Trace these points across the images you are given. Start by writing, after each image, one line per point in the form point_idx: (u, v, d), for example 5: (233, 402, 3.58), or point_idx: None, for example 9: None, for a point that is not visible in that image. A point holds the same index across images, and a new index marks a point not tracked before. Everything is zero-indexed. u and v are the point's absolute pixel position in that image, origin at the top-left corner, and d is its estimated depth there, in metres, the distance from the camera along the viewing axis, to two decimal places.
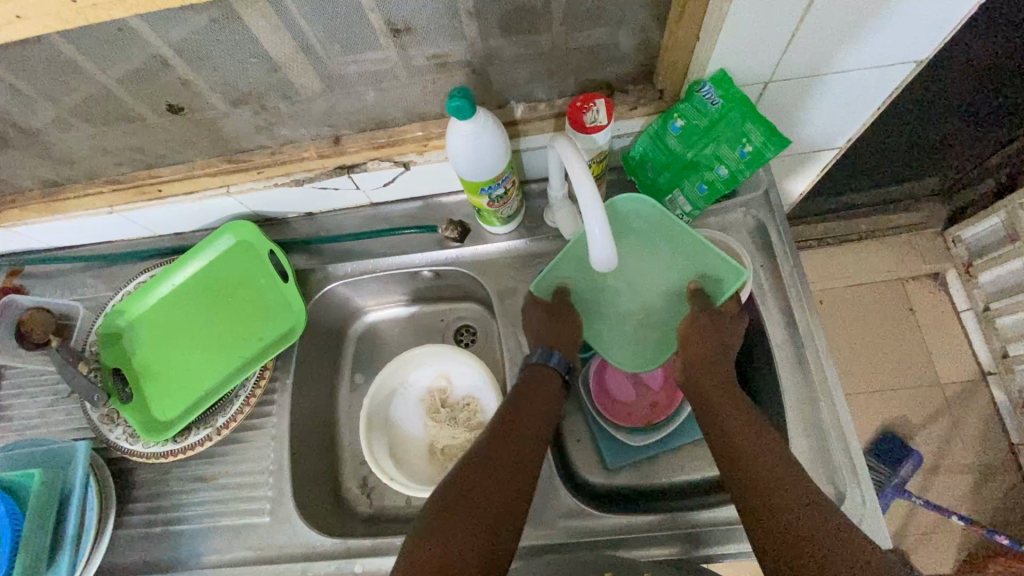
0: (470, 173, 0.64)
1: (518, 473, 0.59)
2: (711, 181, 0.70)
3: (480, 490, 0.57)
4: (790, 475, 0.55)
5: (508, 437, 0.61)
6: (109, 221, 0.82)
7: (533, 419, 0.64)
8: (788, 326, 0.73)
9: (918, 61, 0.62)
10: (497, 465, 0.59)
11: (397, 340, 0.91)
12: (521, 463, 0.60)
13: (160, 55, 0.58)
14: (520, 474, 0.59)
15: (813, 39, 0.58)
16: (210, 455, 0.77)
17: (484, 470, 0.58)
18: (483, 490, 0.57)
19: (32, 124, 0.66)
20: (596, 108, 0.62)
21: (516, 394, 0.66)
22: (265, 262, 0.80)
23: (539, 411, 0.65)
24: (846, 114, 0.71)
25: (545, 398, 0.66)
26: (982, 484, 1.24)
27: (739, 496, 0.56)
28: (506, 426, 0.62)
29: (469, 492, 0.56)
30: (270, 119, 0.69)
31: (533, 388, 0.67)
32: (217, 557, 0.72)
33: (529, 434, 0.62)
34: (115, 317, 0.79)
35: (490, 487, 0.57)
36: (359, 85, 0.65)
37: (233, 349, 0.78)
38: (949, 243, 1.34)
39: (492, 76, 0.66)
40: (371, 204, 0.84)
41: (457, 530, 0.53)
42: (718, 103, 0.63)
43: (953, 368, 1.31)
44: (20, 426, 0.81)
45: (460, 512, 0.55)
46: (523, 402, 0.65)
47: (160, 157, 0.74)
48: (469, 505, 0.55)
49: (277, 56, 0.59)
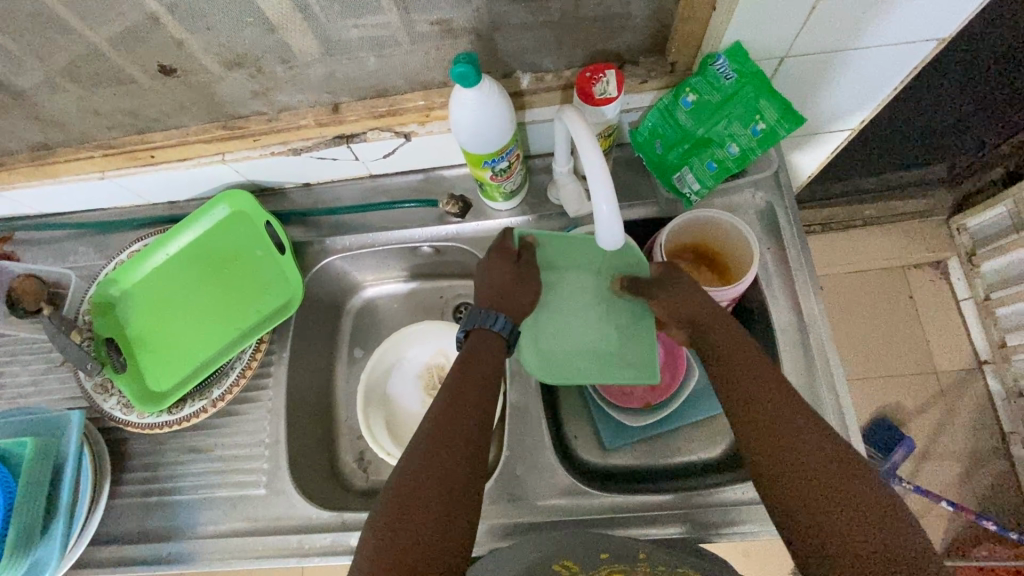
0: (473, 144, 0.62)
1: (463, 448, 0.54)
2: (721, 160, 0.68)
3: (428, 476, 0.51)
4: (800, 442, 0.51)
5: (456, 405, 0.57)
6: (101, 188, 0.79)
7: (479, 387, 0.59)
8: (793, 309, 0.72)
9: (940, 39, 0.60)
10: (445, 445, 0.53)
11: (396, 316, 0.90)
12: (467, 437, 0.55)
13: (152, 12, 0.55)
14: (465, 449, 0.54)
15: (835, 12, 0.55)
16: (205, 427, 0.76)
17: (430, 454, 0.52)
18: (428, 476, 0.51)
19: (19, 83, 0.64)
20: (606, 80, 0.60)
21: (458, 364, 0.61)
22: (261, 233, 0.78)
23: (481, 382, 0.59)
24: (861, 93, 0.69)
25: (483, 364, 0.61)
26: (972, 471, 1.25)
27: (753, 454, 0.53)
28: (449, 399, 0.57)
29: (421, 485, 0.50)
30: (266, 84, 0.67)
31: (473, 357, 0.61)
32: (212, 528, 0.72)
33: (473, 405, 0.57)
34: (108, 287, 0.77)
35: (438, 472, 0.51)
36: (360, 50, 0.62)
37: (228, 321, 0.77)
38: (954, 231, 1.32)
39: (499, 44, 0.63)
40: (370, 175, 0.82)
41: (403, 527, 0.48)
42: (732, 77, 0.61)
43: (950, 356, 1.31)
44: (12, 393, 0.80)
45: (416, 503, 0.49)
46: (463, 373, 0.60)
47: (152, 121, 0.71)
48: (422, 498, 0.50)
49: (274, 16, 0.57)
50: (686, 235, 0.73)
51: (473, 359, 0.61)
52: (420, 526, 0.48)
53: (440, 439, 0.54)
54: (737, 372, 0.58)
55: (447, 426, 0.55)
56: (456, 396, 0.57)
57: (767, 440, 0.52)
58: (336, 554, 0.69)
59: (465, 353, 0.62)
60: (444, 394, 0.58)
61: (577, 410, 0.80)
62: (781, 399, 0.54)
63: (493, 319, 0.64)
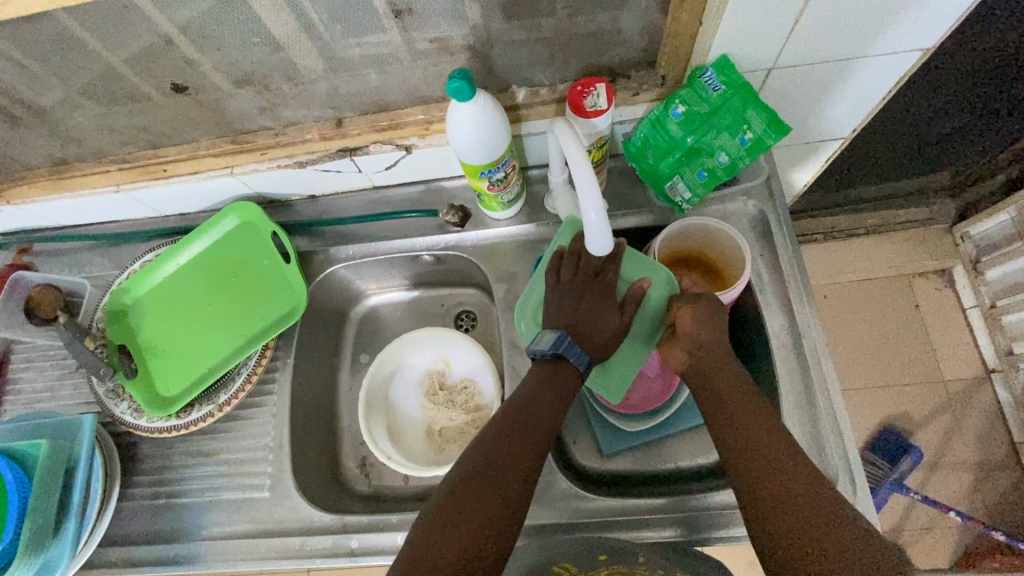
0: (468, 156, 0.65)
1: (527, 458, 0.59)
2: (711, 169, 0.69)
3: (503, 455, 0.58)
4: (799, 482, 0.54)
5: (528, 411, 0.61)
6: (116, 201, 0.83)
7: (536, 428, 0.61)
8: (787, 315, 0.73)
9: (924, 49, 0.62)
10: (491, 478, 0.56)
11: (398, 324, 0.93)
12: (529, 451, 0.59)
13: (166, 35, 0.59)
14: (524, 455, 0.59)
15: (817, 23, 0.57)
16: (212, 431, 0.78)
17: (492, 462, 0.58)
18: (489, 474, 0.57)
19: (41, 102, 0.67)
20: (597, 92, 0.63)
21: (532, 380, 0.64)
22: (267, 243, 0.81)
23: (536, 426, 0.61)
24: (849, 104, 0.71)
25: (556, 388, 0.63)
26: (981, 481, 1.24)
27: (748, 485, 0.56)
28: (521, 409, 0.61)
29: (485, 475, 0.57)
30: (273, 100, 0.70)
31: (544, 383, 0.63)
32: (218, 530, 0.74)
33: (547, 418, 0.61)
34: (120, 295, 0.80)
35: (481, 506, 0.55)
36: (362, 67, 0.65)
37: (235, 329, 0.79)
38: (958, 239, 1.32)
39: (494, 60, 0.66)
40: (373, 187, 0.85)
41: (444, 532, 0.53)
42: (720, 89, 0.63)
43: (957, 366, 1.30)
44: (28, 398, 0.83)
45: (473, 489, 0.56)
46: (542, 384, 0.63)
47: (165, 137, 0.75)
48: (481, 486, 0.56)
49: (280, 36, 0.60)
50: (695, 242, 0.74)
51: (539, 387, 0.63)
52: (455, 545, 0.52)
53: (506, 447, 0.59)
54: (749, 425, 0.59)
55: (492, 460, 0.58)
56: (514, 426, 0.60)
57: (770, 488, 0.55)
58: (337, 555, 0.70)
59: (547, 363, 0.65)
60: (500, 418, 0.61)
61: (575, 416, 0.80)
62: (784, 460, 0.56)
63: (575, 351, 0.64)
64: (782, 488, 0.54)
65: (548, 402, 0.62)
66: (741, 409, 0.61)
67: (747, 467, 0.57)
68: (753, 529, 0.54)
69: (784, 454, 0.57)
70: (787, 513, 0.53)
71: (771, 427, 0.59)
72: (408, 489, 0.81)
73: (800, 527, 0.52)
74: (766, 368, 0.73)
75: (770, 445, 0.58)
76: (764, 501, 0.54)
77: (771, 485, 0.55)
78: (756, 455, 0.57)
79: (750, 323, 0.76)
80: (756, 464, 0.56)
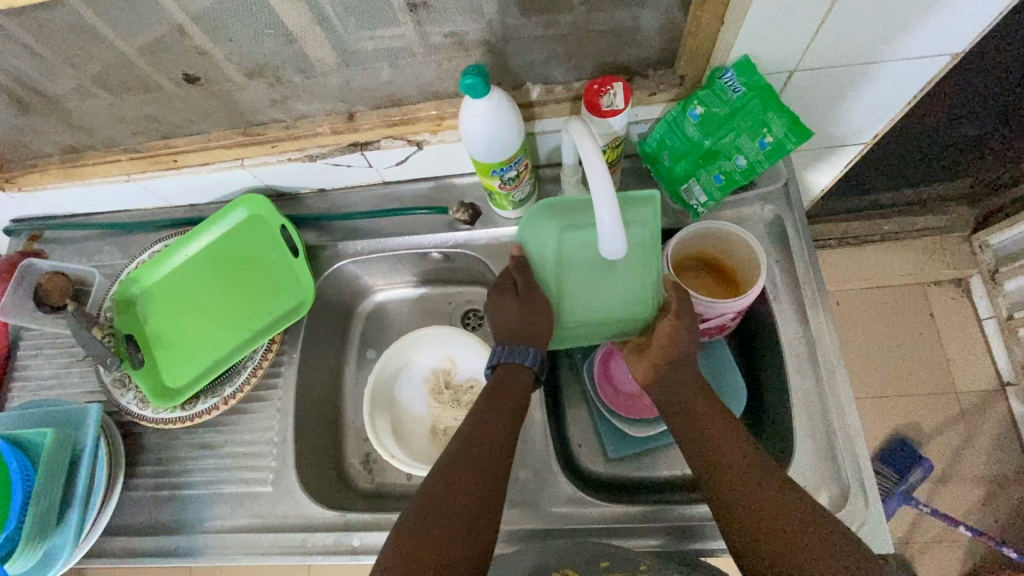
0: (481, 154, 0.64)
1: (492, 466, 0.60)
2: (729, 172, 0.68)
3: (468, 466, 0.59)
4: (777, 494, 0.54)
5: (486, 421, 0.62)
6: (126, 190, 0.83)
7: (488, 457, 0.60)
8: (801, 323, 0.72)
9: (954, 53, 0.60)
10: (444, 520, 0.55)
11: (405, 321, 0.92)
12: (493, 459, 0.60)
13: (178, 24, 0.58)
14: (489, 463, 0.60)
15: (843, 25, 0.55)
16: (217, 424, 0.78)
17: (460, 474, 0.58)
18: (458, 487, 0.57)
19: (53, 90, 0.67)
20: (614, 91, 0.61)
21: (485, 393, 0.66)
22: (276, 236, 0.80)
23: (492, 441, 0.61)
24: (872, 108, 0.69)
25: (516, 398, 0.65)
26: (993, 495, 1.21)
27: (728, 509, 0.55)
28: (480, 421, 0.62)
29: (453, 487, 0.57)
30: (285, 93, 0.69)
31: (500, 392, 0.66)
32: (220, 523, 0.74)
33: (506, 425, 0.63)
34: (129, 285, 0.80)
35: (433, 544, 0.53)
36: (376, 61, 0.64)
37: (242, 321, 0.79)
38: (977, 248, 1.29)
39: (509, 56, 0.65)
40: (383, 182, 0.84)
41: (420, 549, 0.53)
42: (741, 90, 0.61)
43: (971, 377, 1.28)
44: (35, 385, 0.83)
45: (443, 503, 0.56)
46: (497, 395, 0.65)
47: (176, 127, 0.74)
48: (449, 500, 0.56)
49: (293, 28, 0.59)
50: (710, 245, 0.72)
51: (493, 397, 0.65)
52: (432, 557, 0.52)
53: (471, 458, 0.60)
54: (720, 442, 0.59)
55: (460, 472, 0.58)
56: (479, 436, 0.62)
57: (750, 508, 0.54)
58: (338, 552, 0.70)
59: (487, 391, 0.66)
60: (464, 429, 0.63)
61: (582, 420, 0.79)
62: (757, 473, 0.56)
63: (524, 354, 0.67)
64: (761, 504, 0.54)
65: (506, 413, 0.63)
66: (711, 426, 0.60)
67: (727, 488, 0.56)
68: (742, 552, 0.54)
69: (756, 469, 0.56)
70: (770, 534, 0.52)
71: (740, 440, 0.59)
72: (411, 487, 0.81)
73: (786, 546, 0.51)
74: (778, 377, 0.72)
75: (740, 461, 0.57)
76: (745, 521, 0.54)
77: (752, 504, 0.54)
78: (732, 473, 0.56)
79: (763, 331, 0.75)
80: (732, 482, 0.56)
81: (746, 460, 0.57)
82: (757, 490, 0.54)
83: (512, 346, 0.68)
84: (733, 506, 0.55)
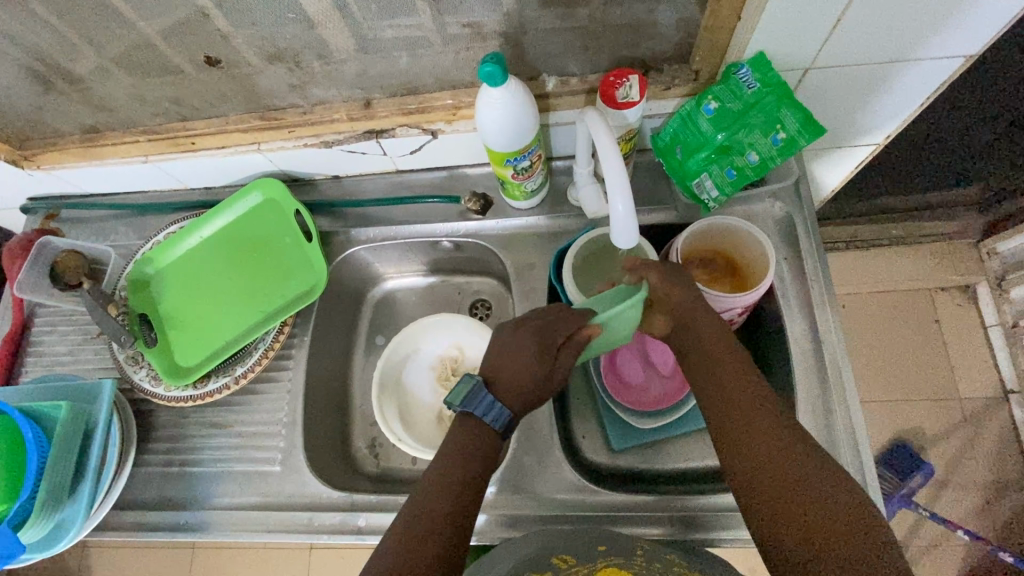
0: (496, 143, 0.64)
1: (464, 503, 0.56)
2: (740, 167, 0.68)
3: (440, 502, 0.55)
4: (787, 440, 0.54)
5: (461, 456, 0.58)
6: (143, 171, 0.84)
7: (456, 493, 0.56)
8: (808, 320, 0.72)
9: (967, 55, 0.60)
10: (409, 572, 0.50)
11: (413, 309, 0.93)
12: (465, 495, 0.56)
13: (201, 7, 0.59)
14: (460, 501, 0.56)
15: (857, 23, 0.56)
16: (227, 403, 0.79)
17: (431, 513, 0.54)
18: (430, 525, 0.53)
19: (75, 70, 0.68)
20: (629, 84, 0.62)
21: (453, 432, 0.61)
22: (289, 220, 0.81)
23: (465, 476, 0.57)
24: (885, 109, 0.69)
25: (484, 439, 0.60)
26: (993, 501, 1.22)
27: (736, 450, 0.55)
28: (453, 455, 0.58)
29: (424, 525, 0.53)
30: (303, 78, 0.70)
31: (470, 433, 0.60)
32: (228, 500, 0.75)
33: (479, 459, 0.59)
34: (144, 265, 0.81)
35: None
36: (394, 49, 0.65)
37: (255, 303, 0.80)
38: (984, 255, 1.30)
39: (526, 47, 0.65)
40: (396, 170, 0.85)
41: None
42: (755, 86, 0.62)
43: (975, 384, 1.28)
44: (49, 360, 0.84)
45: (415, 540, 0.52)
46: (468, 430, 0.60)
47: (194, 110, 0.75)
48: (419, 538, 0.53)
49: (314, 14, 0.60)
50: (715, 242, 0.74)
51: (464, 436, 0.60)
52: None
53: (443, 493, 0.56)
54: (730, 386, 0.58)
55: (432, 509, 0.55)
56: (451, 469, 0.58)
57: (757, 451, 0.54)
58: (344, 532, 0.71)
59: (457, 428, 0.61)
60: (436, 463, 0.58)
61: (586, 411, 0.80)
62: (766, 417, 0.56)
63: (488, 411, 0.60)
64: (770, 449, 0.54)
65: (479, 445, 0.60)
66: (723, 371, 0.60)
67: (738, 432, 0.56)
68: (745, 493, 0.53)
69: (768, 418, 0.55)
70: (779, 476, 0.52)
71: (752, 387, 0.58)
72: (415, 472, 0.82)
73: (794, 489, 0.51)
74: (783, 373, 0.73)
75: (752, 408, 0.56)
76: (750, 461, 0.54)
77: (765, 447, 0.54)
78: (741, 417, 0.56)
79: (770, 327, 0.75)
80: (741, 427, 0.56)
81: (758, 406, 0.57)
82: (764, 426, 0.55)
83: (484, 394, 0.61)
84: (743, 448, 0.55)
